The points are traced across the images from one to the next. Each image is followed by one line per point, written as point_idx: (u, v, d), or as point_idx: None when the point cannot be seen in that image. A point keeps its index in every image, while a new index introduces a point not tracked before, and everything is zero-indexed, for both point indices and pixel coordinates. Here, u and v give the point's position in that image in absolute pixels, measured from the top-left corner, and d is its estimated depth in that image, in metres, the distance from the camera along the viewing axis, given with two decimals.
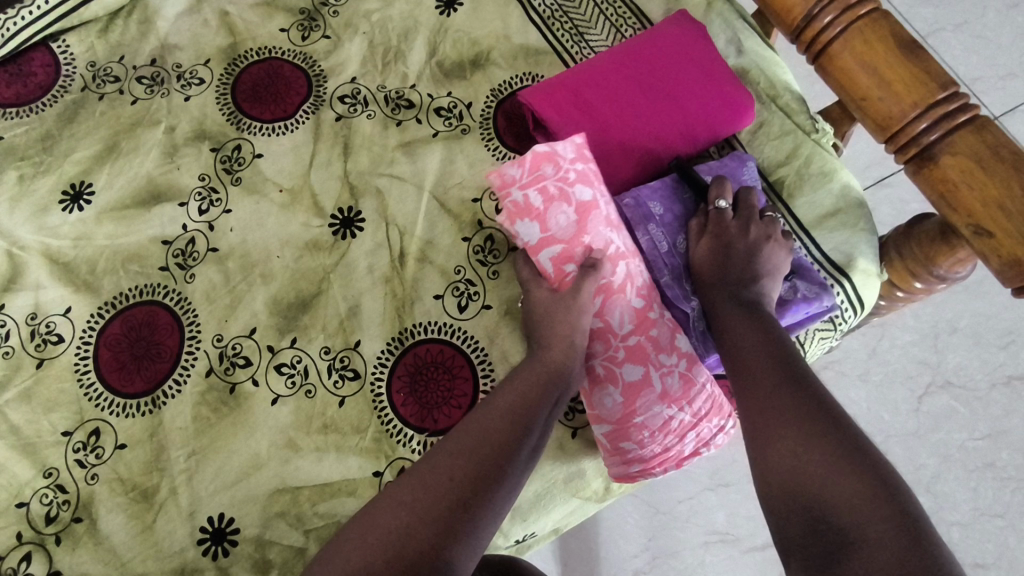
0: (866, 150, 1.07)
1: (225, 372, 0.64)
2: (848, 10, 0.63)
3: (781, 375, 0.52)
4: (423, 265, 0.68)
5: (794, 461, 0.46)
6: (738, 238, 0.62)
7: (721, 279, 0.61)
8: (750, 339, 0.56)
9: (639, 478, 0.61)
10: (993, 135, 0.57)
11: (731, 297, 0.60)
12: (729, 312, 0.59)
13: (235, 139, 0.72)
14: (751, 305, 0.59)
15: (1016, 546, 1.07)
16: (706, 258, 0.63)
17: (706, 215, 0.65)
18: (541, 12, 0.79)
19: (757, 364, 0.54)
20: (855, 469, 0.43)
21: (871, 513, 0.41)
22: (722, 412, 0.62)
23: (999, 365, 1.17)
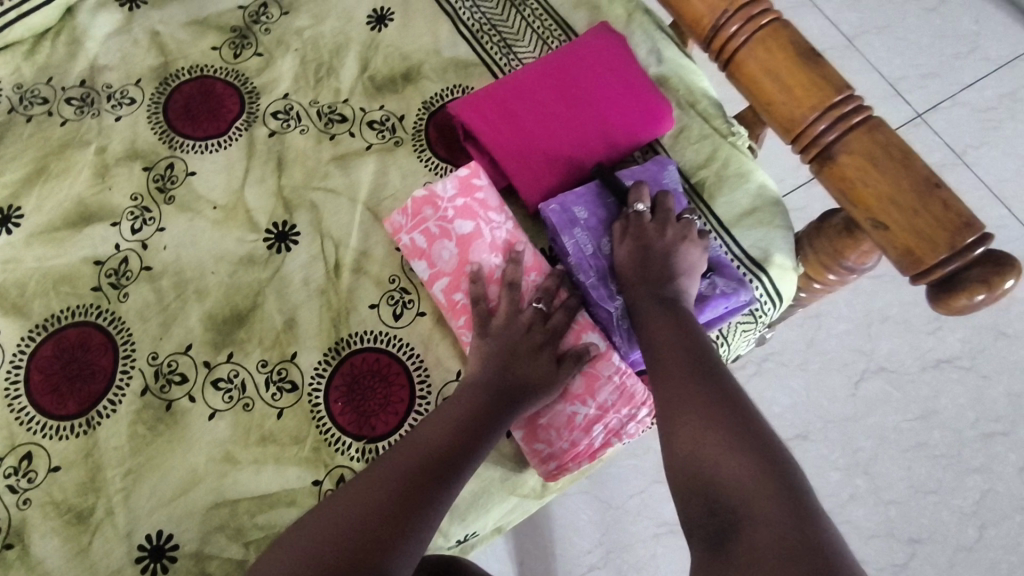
0: (778, 159, 1.15)
1: (160, 390, 0.64)
2: (751, 19, 0.67)
3: (690, 368, 0.57)
4: (359, 276, 0.69)
5: (695, 447, 0.52)
6: (655, 240, 0.65)
7: (641, 278, 0.65)
8: (663, 331, 0.61)
9: (562, 474, 0.64)
10: (883, 135, 0.62)
11: (649, 293, 0.64)
12: (646, 305, 0.63)
13: (167, 158, 0.73)
14: (665, 299, 0.63)
15: (947, 519, 1.19)
16: (627, 257, 0.66)
17: (628, 218, 0.68)
18: (470, 26, 0.81)
19: (670, 355, 0.59)
20: (747, 452, 0.49)
21: (758, 492, 0.47)
22: (633, 401, 0.63)
23: (928, 349, 1.30)
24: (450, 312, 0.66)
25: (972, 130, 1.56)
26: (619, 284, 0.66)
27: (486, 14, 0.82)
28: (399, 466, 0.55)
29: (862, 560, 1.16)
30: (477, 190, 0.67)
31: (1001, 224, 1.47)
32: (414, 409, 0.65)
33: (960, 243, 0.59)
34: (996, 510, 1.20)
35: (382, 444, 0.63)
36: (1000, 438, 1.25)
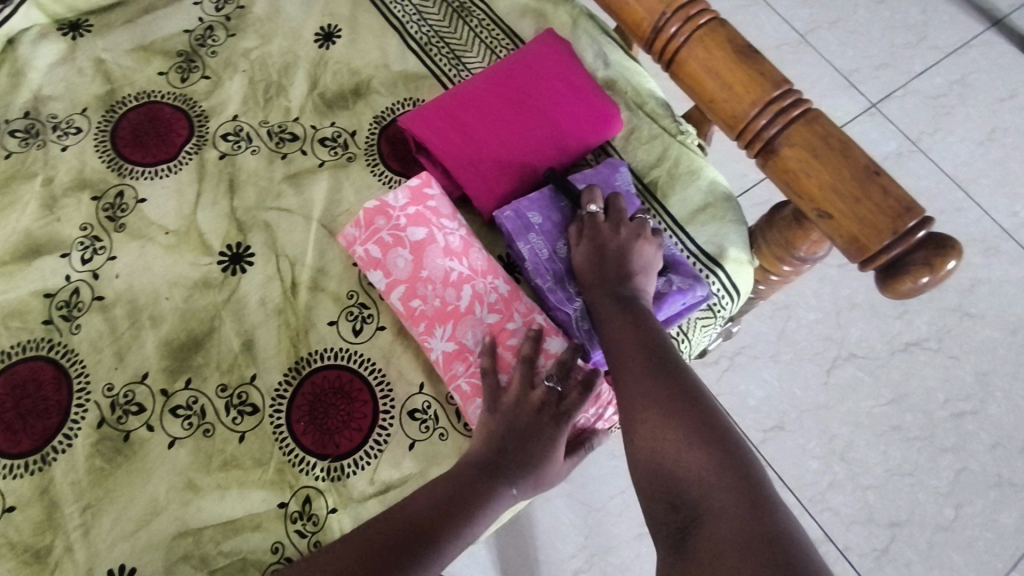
0: (729, 161, 1.17)
1: (117, 421, 0.63)
2: (689, 19, 0.68)
3: (647, 364, 0.58)
4: (316, 293, 0.69)
5: (654, 445, 0.52)
6: (611, 240, 0.66)
7: (599, 280, 0.65)
8: (621, 330, 0.61)
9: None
10: (822, 126, 0.64)
11: (607, 293, 0.64)
12: (604, 305, 0.63)
13: (116, 185, 0.72)
14: (623, 297, 0.63)
15: (924, 500, 1.21)
16: (584, 259, 0.66)
17: (583, 221, 0.68)
18: (417, 39, 0.82)
19: (629, 353, 0.59)
20: (704, 445, 0.50)
21: (716, 484, 0.48)
22: (601, 401, 0.64)
23: (896, 333, 1.34)
24: (408, 320, 0.65)
25: (925, 119, 1.61)
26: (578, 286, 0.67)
27: (434, 27, 0.83)
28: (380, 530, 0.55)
29: (845, 547, 1.16)
30: (427, 199, 0.68)
31: (958, 208, 1.51)
32: (378, 424, 0.65)
33: (902, 227, 0.60)
34: (970, 488, 1.23)
35: (347, 461, 0.63)
36: (970, 417, 1.29)
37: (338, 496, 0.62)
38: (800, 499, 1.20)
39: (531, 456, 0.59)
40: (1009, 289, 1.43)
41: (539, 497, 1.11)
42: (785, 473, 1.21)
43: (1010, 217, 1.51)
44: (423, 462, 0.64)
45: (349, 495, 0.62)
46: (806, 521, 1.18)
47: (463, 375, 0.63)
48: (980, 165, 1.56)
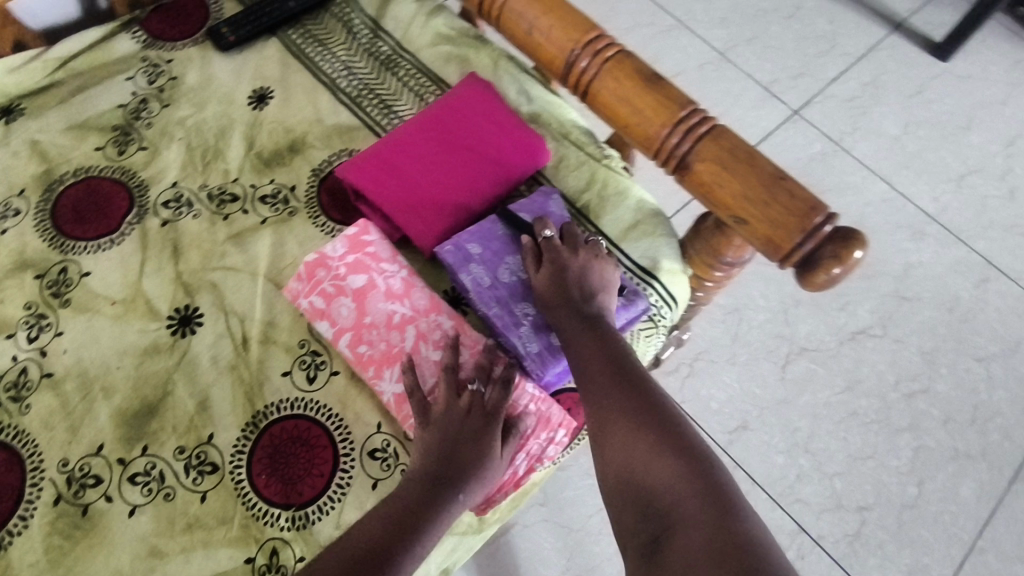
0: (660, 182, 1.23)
1: (74, 496, 0.62)
2: (597, 53, 0.73)
3: (612, 379, 0.61)
4: (267, 346, 0.70)
5: (624, 457, 0.56)
6: (570, 262, 0.68)
7: (562, 301, 0.67)
8: (588, 350, 0.64)
9: (491, 506, 0.67)
10: (727, 140, 0.69)
11: (571, 312, 0.66)
12: (571, 325, 0.65)
13: (59, 262, 0.72)
14: (587, 317, 0.66)
15: (889, 481, 1.26)
16: (545, 280, 0.68)
17: (539, 245, 0.71)
18: (348, 93, 0.85)
19: (598, 372, 0.62)
20: (670, 455, 0.54)
21: (684, 490, 0.51)
22: (550, 425, 0.66)
23: (842, 324, 1.41)
24: (357, 365, 0.67)
25: (844, 120, 1.71)
26: (540, 305, 0.68)
27: (363, 80, 0.86)
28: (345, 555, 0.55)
29: (819, 536, 1.20)
30: (365, 246, 0.70)
31: (886, 200, 1.60)
32: (339, 468, 0.66)
33: (809, 224, 0.65)
34: (930, 465, 1.28)
35: (311, 508, 0.64)
36: (921, 396, 1.36)
37: (305, 544, 0.63)
38: (772, 494, 1.23)
39: (470, 458, 0.61)
40: (939, 271, 1.52)
41: (519, 524, 1.12)
42: (755, 471, 1.25)
43: (933, 204, 1.61)
44: None
45: (317, 542, 0.63)
46: (780, 515, 1.21)
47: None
48: (900, 158, 1.67)
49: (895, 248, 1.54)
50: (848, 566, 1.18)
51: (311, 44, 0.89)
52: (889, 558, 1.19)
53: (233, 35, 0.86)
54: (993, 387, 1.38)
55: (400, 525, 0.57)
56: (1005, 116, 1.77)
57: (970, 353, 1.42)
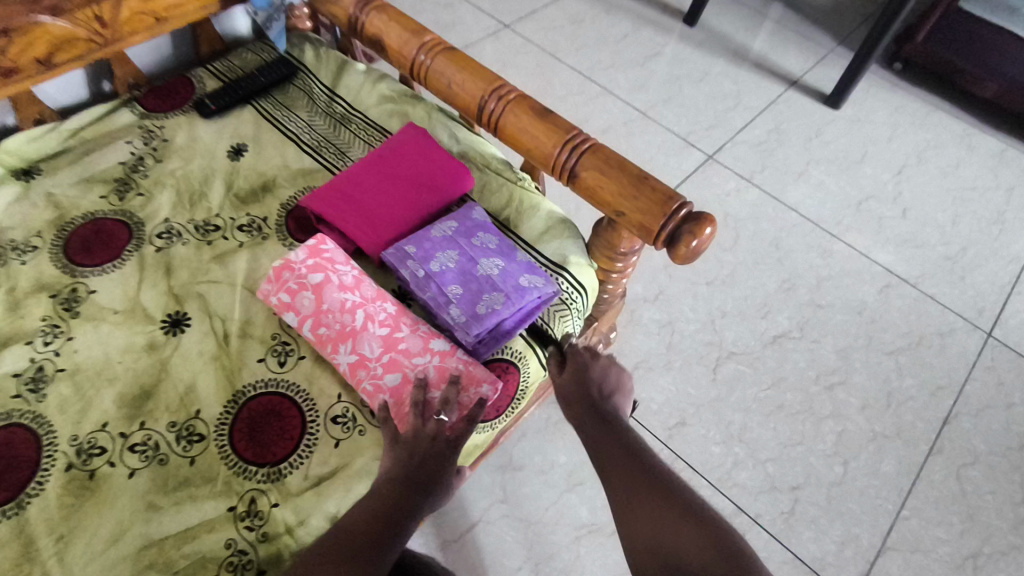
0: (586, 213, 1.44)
1: (82, 464, 0.75)
2: (501, 97, 0.94)
3: (634, 462, 0.80)
4: (245, 340, 0.85)
5: (654, 521, 0.73)
6: (593, 366, 0.91)
7: (585, 398, 0.89)
8: (605, 439, 0.85)
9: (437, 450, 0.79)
10: (604, 152, 0.89)
11: (592, 410, 0.89)
12: (593, 419, 0.88)
13: (71, 283, 0.87)
14: (604, 414, 0.88)
15: (817, 463, 1.39)
16: (572, 379, 0.91)
17: (562, 351, 0.93)
18: (310, 144, 1.05)
19: (620, 454, 0.82)
20: (692, 521, 0.71)
21: (706, 548, 0.69)
22: (478, 380, 0.81)
23: (764, 329, 1.59)
24: (318, 345, 0.83)
25: (753, 161, 1.97)
26: (565, 402, 0.91)
27: (321, 134, 1.07)
28: (348, 535, 0.70)
29: (757, 515, 1.31)
30: (322, 252, 0.87)
31: (795, 223, 1.83)
32: (307, 431, 0.80)
33: (670, 209, 0.84)
34: (853, 446, 1.42)
35: (284, 465, 0.77)
36: (840, 387, 1.52)
37: (279, 493, 0.75)
38: (712, 481, 1.35)
39: (435, 474, 0.76)
40: (846, 280, 1.72)
41: (481, 521, 1.22)
42: (695, 461, 1.37)
43: (835, 225, 1.84)
44: (348, 455, 0.78)
45: (289, 491, 0.76)
46: (719, 499, 1.33)
47: (367, 379, 0.80)
48: (805, 189, 1.92)
49: (806, 263, 1.75)
50: (785, 540, 1.29)
51: (278, 109, 1.09)
52: (823, 531, 1.30)
53: (215, 104, 1.06)
54: (903, 376, 1.55)
55: (383, 513, 0.72)
56: (892, 151, 2.05)
57: (879, 348, 1.60)
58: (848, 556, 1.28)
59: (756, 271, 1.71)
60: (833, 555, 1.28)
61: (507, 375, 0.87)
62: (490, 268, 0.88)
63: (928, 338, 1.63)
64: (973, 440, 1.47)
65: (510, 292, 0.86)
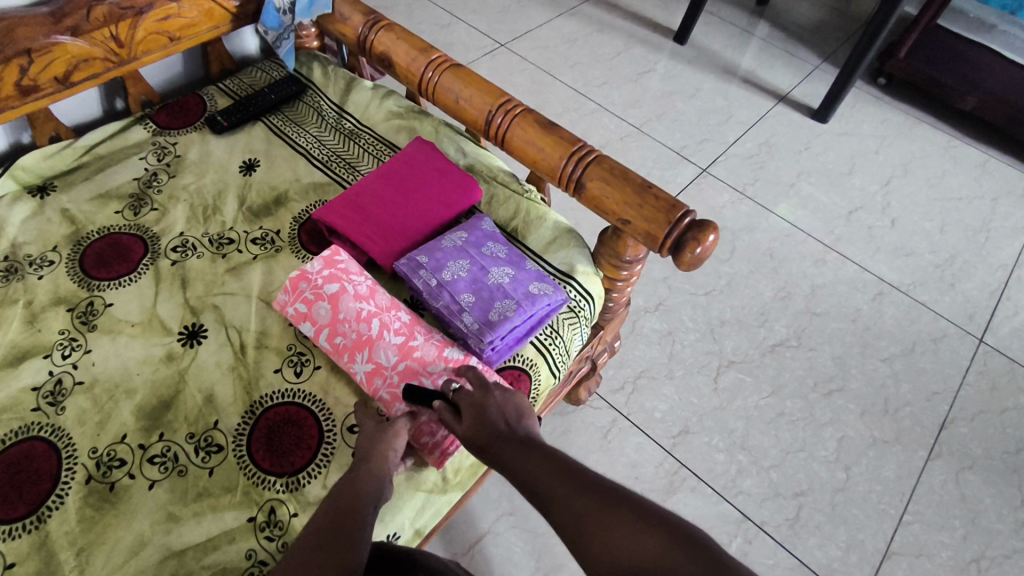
0: (587, 224, 1.47)
1: (102, 475, 0.75)
2: (507, 111, 0.97)
3: (572, 485, 0.69)
4: (261, 350, 0.86)
5: (613, 545, 0.62)
6: (489, 403, 0.78)
7: (492, 436, 0.76)
8: (531, 469, 0.73)
9: (447, 458, 0.81)
10: (608, 162, 0.91)
11: (504, 442, 0.75)
12: (509, 452, 0.75)
13: (88, 297, 0.89)
14: (519, 440, 0.76)
15: (819, 469, 1.42)
16: (471, 424, 0.77)
17: (450, 401, 0.79)
18: (320, 159, 1.08)
19: (556, 482, 0.70)
20: (652, 531, 0.61)
21: (673, 557, 0.58)
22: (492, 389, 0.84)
23: (762, 338, 1.62)
24: (335, 353, 0.85)
25: (746, 174, 2.01)
26: (474, 450, 0.77)
27: (331, 149, 1.09)
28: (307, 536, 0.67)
29: (762, 522, 1.33)
30: (338, 263, 0.89)
31: (789, 234, 1.87)
32: (324, 441, 0.81)
33: (673, 217, 0.86)
34: (853, 452, 1.45)
35: (302, 474, 0.78)
36: (838, 394, 1.54)
37: (298, 502, 0.76)
38: (717, 488, 1.37)
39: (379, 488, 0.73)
40: (840, 288, 1.76)
41: (490, 532, 1.22)
42: (699, 469, 1.39)
43: (828, 235, 1.88)
44: None
45: (307, 500, 0.76)
46: (725, 506, 1.34)
47: (383, 387, 0.82)
48: (797, 201, 1.96)
49: (801, 273, 1.78)
50: (791, 546, 1.30)
51: (288, 125, 1.12)
52: (827, 537, 1.32)
53: (226, 121, 1.08)
54: (899, 382, 1.58)
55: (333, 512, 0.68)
56: (879, 163, 2.10)
57: (875, 355, 1.63)
58: (854, 562, 1.30)
59: (753, 281, 1.74)
60: (838, 560, 1.30)
61: (520, 382, 0.89)
62: (501, 277, 0.91)
63: (921, 344, 1.66)
64: (971, 444, 1.49)
65: (520, 300, 0.88)
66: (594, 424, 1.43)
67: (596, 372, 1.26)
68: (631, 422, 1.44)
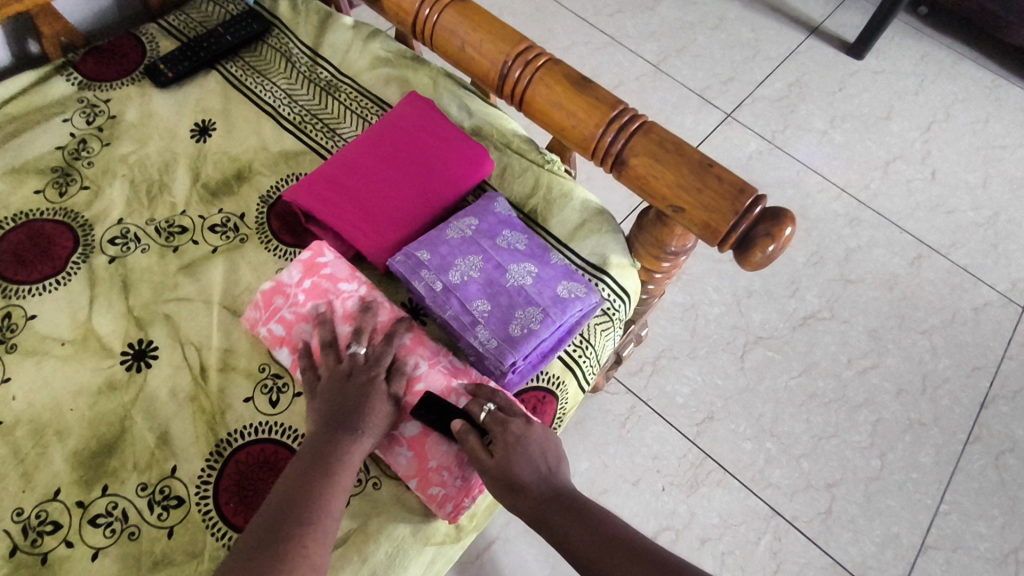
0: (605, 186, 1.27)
1: (31, 545, 0.61)
2: (528, 63, 0.77)
3: (639, 564, 0.56)
4: (227, 373, 0.70)
5: None
6: (527, 438, 0.64)
7: (529, 484, 0.62)
8: (582, 540, 0.59)
9: (461, 511, 0.67)
10: (657, 134, 0.72)
11: (546, 496, 0.62)
12: (554, 516, 0.61)
13: (3, 308, 0.71)
14: (565, 501, 0.62)
15: (853, 457, 1.30)
16: (501, 462, 0.62)
17: (477, 424, 0.65)
18: (292, 120, 0.87)
19: (615, 555, 0.57)
20: None
21: None
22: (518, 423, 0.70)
23: (793, 310, 1.47)
24: None
25: (775, 119, 1.80)
26: (502, 495, 0.63)
27: (304, 106, 0.88)
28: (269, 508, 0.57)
29: (793, 517, 1.23)
30: (318, 271, 0.71)
31: (821, 189, 1.68)
32: None
33: (741, 207, 0.68)
34: (889, 436, 1.33)
35: None
36: (873, 371, 1.41)
37: None
38: (744, 481, 1.26)
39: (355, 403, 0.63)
40: (876, 251, 1.58)
41: (500, 538, 1.11)
42: (725, 460, 1.28)
43: (864, 189, 1.69)
44: (361, 517, 0.65)
45: None
46: (753, 501, 1.24)
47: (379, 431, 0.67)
48: (830, 151, 1.75)
49: (834, 234, 1.60)
50: (823, 542, 1.21)
51: (250, 76, 0.90)
52: (861, 531, 1.23)
53: (171, 71, 0.86)
54: (938, 357, 1.44)
55: (308, 481, 0.58)
56: (920, 105, 1.86)
57: (915, 327, 1.48)
58: (888, 558, 1.21)
59: None
60: (872, 556, 1.21)
61: (544, 405, 0.73)
62: (522, 276, 0.73)
63: (963, 313, 1.51)
64: (1011, 426, 1.37)
65: (548, 306, 0.71)
66: (611, 412, 1.31)
67: (618, 362, 1.12)
68: (651, 408, 1.32)
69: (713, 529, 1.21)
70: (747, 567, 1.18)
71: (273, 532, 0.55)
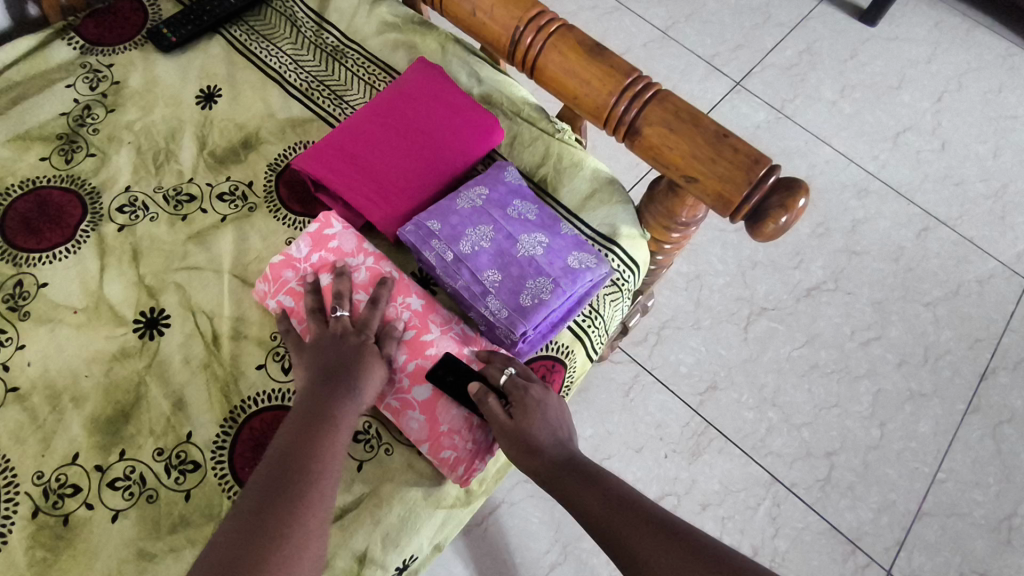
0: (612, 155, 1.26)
1: (53, 507, 0.62)
2: (541, 29, 0.75)
3: (650, 523, 0.58)
4: (239, 342, 0.70)
5: None
6: (547, 402, 0.65)
7: (546, 450, 0.64)
8: (594, 503, 0.61)
9: (472, 475, 0.68)
10: (671, 103, 0.71)
11: (561, 462, 0.64)
12: (569, 480, 0.63)
13: (14, 275, 0.71)
14: (580, 469, 0.63)
15: (853, 427, 1.32)
16: (520, 423, 0.64)
17: (494, 387, 0.66)
18: (299, 87, 0.85)
19: (624, 517, 0.59)
20: None
21: None
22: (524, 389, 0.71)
23: (797, 282, 1.47)
24: None
25: (784, 88, 1.77)
26: (517, 458, 0.64)
27: (310, 71, 0.87)
28: (252, 486, 0.54)
29: (792, 484, 1.26)
30: (328, 245, 0.72)
31: (829, 160, 1.66)
32: None
33: (755, 177, 0.67)
34: (889, 407, 1.35)
35: None
36: (876, 342, 1.42)
37: None
38: (745, 449, 1.28)
39: (348, 364, 0.63)
40: (883, 223, 1.58)
41: (504, 502, 1.13)
42: (727, 429, 1.30)
43: (872, 160, 1.67)
44: (373, 482, 0.67)
45: None
46: (754, 468, 1.27)
47: (390, 394, 0.68)
48: (839, 121, 1.72)
49: (841, 205, 1.59)
50: (821, 509, 1.24)
51: (255, 40, 0.88)
52: (858, 498, 1.26)
53: (174, 35, 0.85)
54: (940, 329, 1.45)
55: (305, 433, 0.58)
56: (932, 75, 1.83)
57: (919, 299, 1.48)
58: (885, 524, 1.24)
59: None
60: (868, 522, 1.24)
61: (553, 374, 0.74)
62: (533, 246, 0.73)
63: (967, 286, 1.51)
64: (1011, 397, 1.38)
65: (558, 277, 0.71)
66: (615, 381, 1.32)
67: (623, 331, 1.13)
68: (655, 377, 1.33)
69: (714, 495, 1.24)
70: (746, 532, 1.21)
71: (275, 480, 0.54)
